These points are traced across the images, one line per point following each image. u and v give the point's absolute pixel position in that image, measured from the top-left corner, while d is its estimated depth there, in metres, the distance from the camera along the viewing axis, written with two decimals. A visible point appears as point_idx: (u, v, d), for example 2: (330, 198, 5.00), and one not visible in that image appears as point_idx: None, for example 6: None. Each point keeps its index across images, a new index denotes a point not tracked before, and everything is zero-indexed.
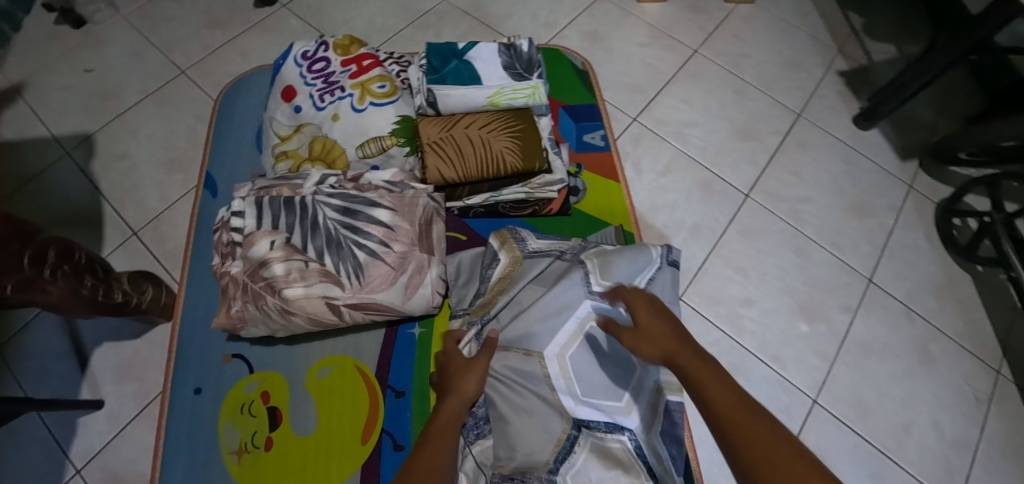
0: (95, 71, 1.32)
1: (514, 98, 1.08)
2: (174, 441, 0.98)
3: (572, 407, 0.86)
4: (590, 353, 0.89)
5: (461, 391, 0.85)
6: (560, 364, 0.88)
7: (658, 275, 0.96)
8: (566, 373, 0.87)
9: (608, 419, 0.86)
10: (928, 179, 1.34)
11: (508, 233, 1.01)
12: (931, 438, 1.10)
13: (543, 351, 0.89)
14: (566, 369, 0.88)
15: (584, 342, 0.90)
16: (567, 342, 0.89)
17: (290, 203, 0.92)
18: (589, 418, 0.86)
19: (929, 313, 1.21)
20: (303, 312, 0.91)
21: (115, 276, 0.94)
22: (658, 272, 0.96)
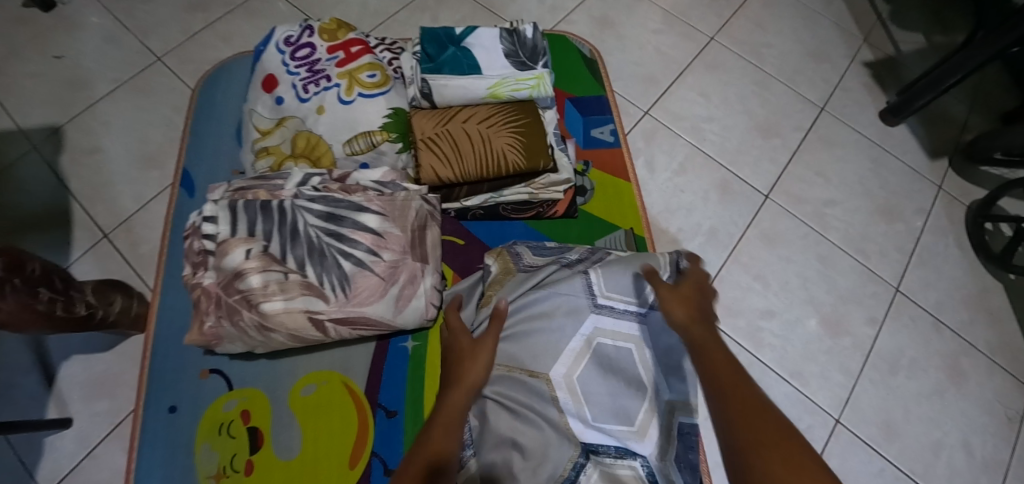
0: (66, 58, 1.23)
1: (517, 89, 0.99)
2: (147, 465, 0.90)
3: (579, 431, 0.76)
4: (598, 373, 0.79)
5: (465, 380, 0.76)
6: (569, 387, 0.78)
7: (670, 282, 0.86)
8: (576, 398, 0.78)
9: (618, 443, 0.76)
10: (959, 180, 1.26)
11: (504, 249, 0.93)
12: (960, 461, 1.03)
13: (549, 374, 0.79)
14: (576, 392, 0.78)
15: (592, 361, 0.80)
16: (573, 363, 0.79)
17: (267, 207, 0.84)
18: (598, 442, 0.76)
19: (960, 325, 1.13)
20: (283, 328, 0.82)
21: (78, 288, 0.87)
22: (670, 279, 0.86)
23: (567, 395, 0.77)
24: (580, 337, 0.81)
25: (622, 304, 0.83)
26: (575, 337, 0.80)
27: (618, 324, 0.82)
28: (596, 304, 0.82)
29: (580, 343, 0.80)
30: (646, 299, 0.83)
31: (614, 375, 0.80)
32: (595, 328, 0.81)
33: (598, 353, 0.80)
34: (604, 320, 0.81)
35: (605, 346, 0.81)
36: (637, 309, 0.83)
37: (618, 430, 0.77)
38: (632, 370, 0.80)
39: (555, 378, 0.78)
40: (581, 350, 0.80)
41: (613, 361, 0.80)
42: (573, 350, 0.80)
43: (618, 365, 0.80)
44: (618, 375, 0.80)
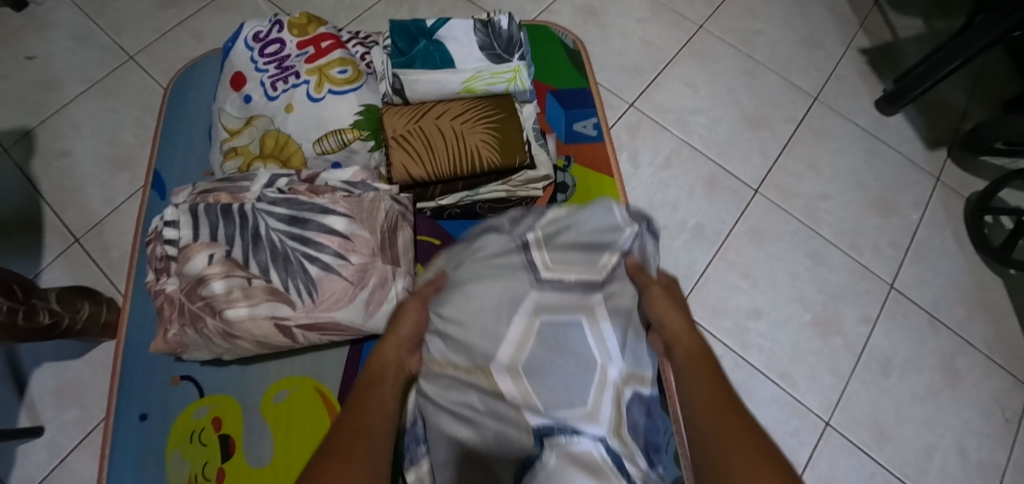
0: (36, 58, 1.21)
1: (492, 83, 0.97)
2: (118, 474, 0.89)
3: (529, 416, 0.67)
4: (547, 354, 0.72)
5: (398, 335, 0.73)
6: (513, 368, 0.71)
7: (627, 244, 0.83)
8: (523, 386, 0.70)
9: (572, 427, 0.66)
10: (957, 172, 1.21)
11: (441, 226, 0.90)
12: (954, 464, 1.00)
13: (490, 364, 0.72)
14: (519, 370, 0.71)
15: (539, 341, 0.73)
16: (517, 339, 0.73)
17: (228, 211, 0.81)
18: (548, 427, 0.66)
19: (956, 323, 1.09)
20: (248, 336, 0.80)
21: (41, 296, 0.85)
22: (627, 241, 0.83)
23: (511, 386, 0.70)
24: (522, 316, 0.75)
25: (571, 277, 0.79)
26: (518, 311, 0.75)
27: (565, 296, 0.77)
28: (541, 278, 0.78)
29: (524, 320, 0.75)
30: (600, 269, 0.80)
31: (566, 348, 0.72)
32: (538, 304, 0.76)
33: (546, 332, 0.74)
34: (549, 293, 0.77)
35: (552, 324, 0.74)
36: (590, 279, 0.79)
37: (569, 408, 0.68)
38: (584, 345, 0.74)
39: (497, 359, 0.72)
40: (525, 326, 0.74)
41: (563, 337, 0.73)
42: (517, 334, 0.74)
43: (569, 338, 0.74)
44: (569, 348, 0.73)
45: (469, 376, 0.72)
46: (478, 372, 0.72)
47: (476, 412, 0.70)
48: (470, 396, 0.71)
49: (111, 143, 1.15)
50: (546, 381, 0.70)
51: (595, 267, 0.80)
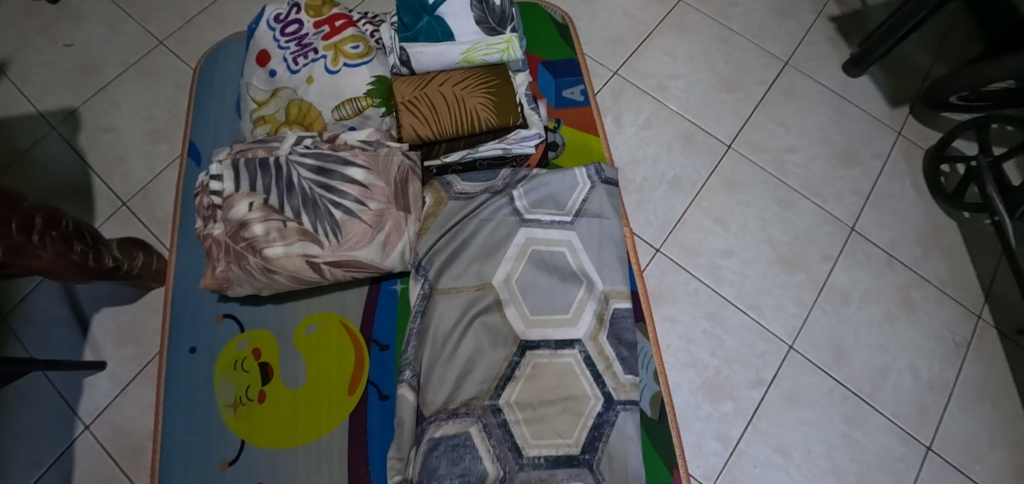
0: (75, 46, 1.35)
1: (488, 53, 1.10)
2: (174, 397, 1.04)
3: (522, 332, 0.93)
4: (532, 273, 0.96)
5: None
6: (507, 289, 0.95)
7: (591, 194, 1.04)
8: (515, 296, 0.95)
9: (558, 339, 0.93)
10: (918, 126, 1.32)
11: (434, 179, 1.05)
12: (907, 382, 1.13)
13: (489, 283, 0.95)
14: (514, 293, 0.95)
15: (528, 265, 0.97)
16: (511, 269, 0.96)
17: (265, 164, 0.96)
18: (538, 341, 0.93)
19: (912, 260, 1.21)
20: (284, 270, 0.94)
21: (105, 243, 1.00)
22: (591, 192, 1.04)
23: (507, 296, 0.94)
24: (515, 247, 0.98)
25: (548, 218, 1.01)
26: (510, 248, 0.97)
27: (547, 233, 1.00)
28: (523, 219, 1.00)
29: (517, 255, 0.97)
30: (568, 211, 1.02)
31: (549, 270, 0.97)
32: (528, 239, 0.99)
33: (533, 259, 0.97)
34: (534, 231, 0.99)
35: (538, 252, 0.98)
36: (563, 219, 1.01)
37: (554, 312, 0.95)
38: (566, 268, 0.98)
39: (496, 284, 0.95)
40: (516, 258, 0.97)
41: (546, 262, 0.98)
42: (511, 259, 0.97)
43: (551, 264, 0.98)
44: (551, 270, 0.97)
45: (480, 293, 0.94)
46: (484, 289, 0.95)
47: (474, 323, 0.93)
48: (467, 311, 0.93)
49: (149, 118, 1.29)
50: (532, 290, 0.95)
51: (567, 210, 1.02)
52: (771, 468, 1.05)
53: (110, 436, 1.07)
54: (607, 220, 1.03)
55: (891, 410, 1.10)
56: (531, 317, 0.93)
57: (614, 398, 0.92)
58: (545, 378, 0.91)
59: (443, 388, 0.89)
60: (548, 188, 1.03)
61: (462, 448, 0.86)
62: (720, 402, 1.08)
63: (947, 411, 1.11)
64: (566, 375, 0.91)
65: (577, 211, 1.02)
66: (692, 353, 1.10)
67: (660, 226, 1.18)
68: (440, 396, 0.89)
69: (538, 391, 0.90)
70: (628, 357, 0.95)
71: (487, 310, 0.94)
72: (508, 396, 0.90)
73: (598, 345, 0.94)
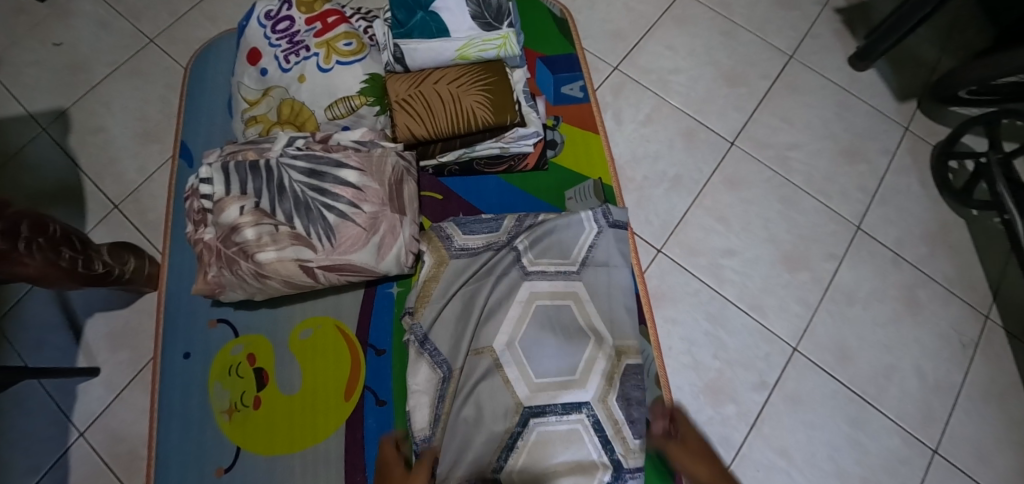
0: (64, 45, 1.32)
1: (484, 49, 1.08)
2: (169, 403, 1.03)
3: (526, 396, 0.91)
4: (535, 330, 0.95)
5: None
6: (510, 352, 0.93)
7: (599, 240, 1.04)
8: (518, 358, 0.93)
9: (563, 402, 0.91)
10: (925, 120, 1.29)
11: (433, 232, 1.04)
12: (912, 383, 1.11)
13: (490, 347, 0.94)
14: (518, 355, 0.93)
15: (532, 322, 0.96)
16: (513, 330, 0.95)
17: (255, 167, 0.93)
18: (544, 406, 0.91)
19: (918, 258, 1.18)
20: (277, 275, 0.93)
21: (95, 248, 0.98)
22: (598, 237, 1.05)
23: (506, 356, 0.93)
24: (518, 305, 0.97)
25: (553, 269, 1.01)
26: (513, 306, 0.96)
27: (552, 285, 0.99)
28: (526, 271, 1.00)
29: (522, 313, 0.96)
30: (574, 261, 1.02)
31: (556, 330, 0.95)
32: (531, 293, 0.98)
33: (536, 315, 0.96)
34: (538, 284, 0.99)
35: (542, 307, 0.97)
36: (569, 269, 1.01)
37: (558, 372, 0.92)
38: (572, 324, 0.97)
39: (497, 347, 0.94)
40: (519, 316, 0.96)
41: (550, 319, 0.96)
42: (514, 317, 0.96)
43: (557, 322, 0.96)
44: (558, 328, 0.96)
45: (477, 358, 0.94)
46: (483, 353, 0.94)
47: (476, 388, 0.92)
48: (475, 377, 0.92)
49: (141, 118, 1.27)
50: (537, 346, 0.94)
51: (572, 260, 1.02)
52: (775, 472, 1.03)
53: (105, 443, 1.06)
54: (612, 269, 1.03)
55: (896, 413, 1.09)
56: (533, 378, 0.92)
57: (623, 466, 0.90)
58: (547, 448, 0.89)
59: (449, 455, 0.90)
60: (551, 234, 1.03)
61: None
62: (722, 404, 1.06)
63: (952, 413, 1.09)
64: (571, 445, 0.89)
65: (583, 260, 1.02)
66: (694, 355, 1.08)
67: (662, 226, 1.15)
68: (447, 462, 0.90)
69: (541, 458, 0.89)
70: (638, 419, 0.93)
71: (487, 376, 0.92)
72: (510, 465, 0.89)
73: (606, 407, 0.92)
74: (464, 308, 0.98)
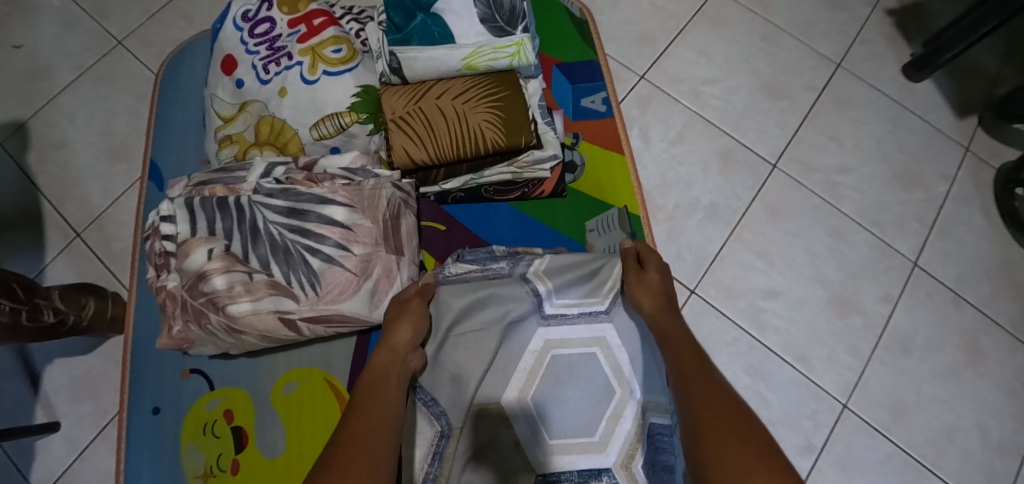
0: (25, 47, 1.17)
1: (495, 58, 0.93)
2: (137, 463, 0.91)
3: (538, 461, 0.78)
4: (551, 385, 0.81)
5: (392, 341, 0.72)
6: (522, 410, 0.80)
7: None
8: (529, 417, 0.80)
9: (580, 467, 0.78)
10: (988, 140, 1.15)
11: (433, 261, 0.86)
12: (974, 444, 0.98)
13: (499, 403, 0.80)
14: (529, 414, 0.80)
15: (547, 375, 0.81)
16: (525, 385, 0.81)
17: (224, 203, 0.79)
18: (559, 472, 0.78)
19: (981, 300, 1.05)
20: (252, 330, 0.79)
21: (44, 294, 0.85)
22: None
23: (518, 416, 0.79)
24: (531, 355, 0.82)
25: (576, 310, 0.82)
26: (524, 356, 0.82)
27: (573, 330, 0.83)
28: (545, 316, 0.82)
29: (536, 362, 0.82)
30: (601, 299, 0.82)
31: (575, 384, 0.82)
32: (547, 341, 0.82)
33: (552, 366, 0.82)
34: (557, 329, 0.82)
35: (560, 357, 0.82)
36: (595, 309, 0.83)
37: (576, 435, 0.79)
38: (595, 375, 0.82)
39: (506, 404, 0.80)
40: (532, 369, 0.82)
41: (569, 370, 0.82)
42: (526, 369, 0.82)
43: (578, 373, 0.82)
44: (578, 382, 0.82)
45: (482, 416, 0.79)
46: (490, 410, 0.79)
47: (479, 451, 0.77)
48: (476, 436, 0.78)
49: (107, 132, 1.13)
50: (553, 406, 0.81)
51: (599, 297, 0.82)
52: None
53: None
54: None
55: (958, 479, 0.96)
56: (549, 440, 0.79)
57: None
58: None
59: None
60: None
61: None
62: None
63: (1019, 478, 0.97)
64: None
65: (613, 298, 0.82)
66: None
67: (695, 262, 1.02)
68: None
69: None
70: None
71: (496, 437, 0.78)
72: None
73: (630, 475, 0.77)
74: (468, 354, 0.79)
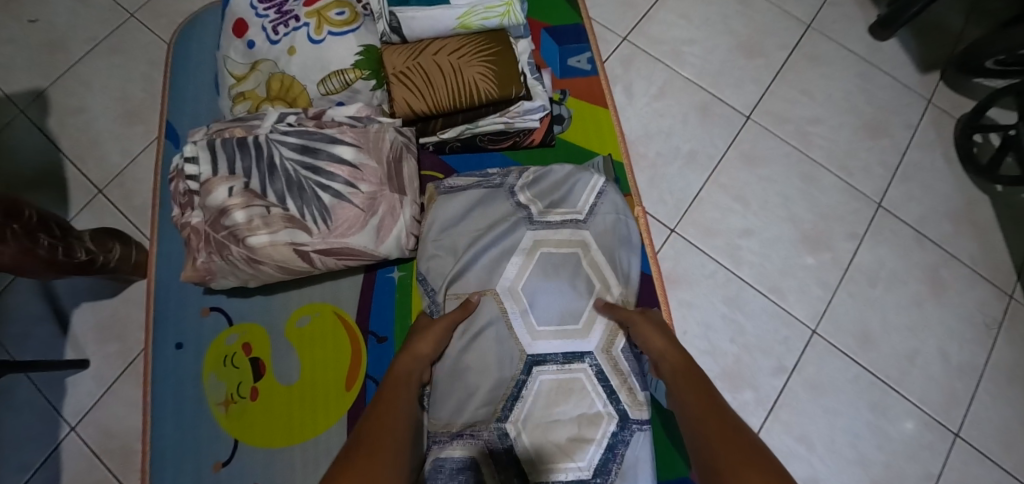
0: (40, 21, 1.24)
1: (486, 17, 1.00)
2: (161, 395, 0.97)
3: (527, 343, 0.83)
4: (540, 277, 0.87)
5: (414, 350, 0.78)
6: (513, 296, 0.86)
7: (603, 195, 0.94)
8: (522, 305, 0.85)
9: (565, 349, 0.84)
10: (950, 93, 1.21)
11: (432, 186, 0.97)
12: (935, 367, 1.06)
13: (493, 288, 0.86)
14: (521, 301, 0.85)
15: (537, 268, 0.87)
16: (517, 276, 0.87)
17: (243, 144, 0.88)
18: (545, 353, 0.83)
19: (942, 237, 1.13)
20: (271, 260, 0.87)
21: (76, 235, 0.93)
22: (604, 192, 0.94)
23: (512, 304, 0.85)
24: (520, 253, 0.88)
25: (560, 218, 0.90)
26: (516, 254, 0.88)
27: (559, 233, 0.89)
28: (534, 222, 0.90)
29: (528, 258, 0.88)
30: (582, 210, 0.91)
31: (562, 277, 0.87)
32: (535, 241, 0.89)
33: (542, 261, 0.88)
34: (545, 231, 0.89)
35: (547, 254, 0.88)
36: (577, 218, 0.91)
37: (563, 321, 0.85)
38: (579, 272, 0.87)
39: (500, 289, 0.86)
40: (523, 264, 0.87)
41: (555, 265, 0.87)
42: (516, 264, 0.87)
43: (564, 269, 0.87)
44: (564, 276, 0.87)
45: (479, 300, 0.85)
46: (487, 296, 0.86)
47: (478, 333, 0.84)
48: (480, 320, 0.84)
49: (123, 98, 1.21)
50: (540, 297, 0.86)
51: (578, 209, 0.91)
52: (794, 459, 1.01)
53: (97, 438, 1.02)
54: (623, 219, 0.93)
55: (920, 397, 1.05)
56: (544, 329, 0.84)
57: (630, 417, 0.82)
58: (553, 394, 0.81)
59: (446, 406, 0.81)
60: (558, 185, 0.93)
61: (466, 471, 0.77)
62: (740, 390, 1.03)
63: (976, 396, 1.05)
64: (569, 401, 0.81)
65: (591, 209, 0.92)
66: (710, 339, 1.05)
67: (676, 204, 1.12)
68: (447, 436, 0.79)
69: (546, 410, 0.80)
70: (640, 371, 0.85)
71: (492, 323, 0.84)
72: (515, 417, 0.80)
73: (611, 358, 0.84)
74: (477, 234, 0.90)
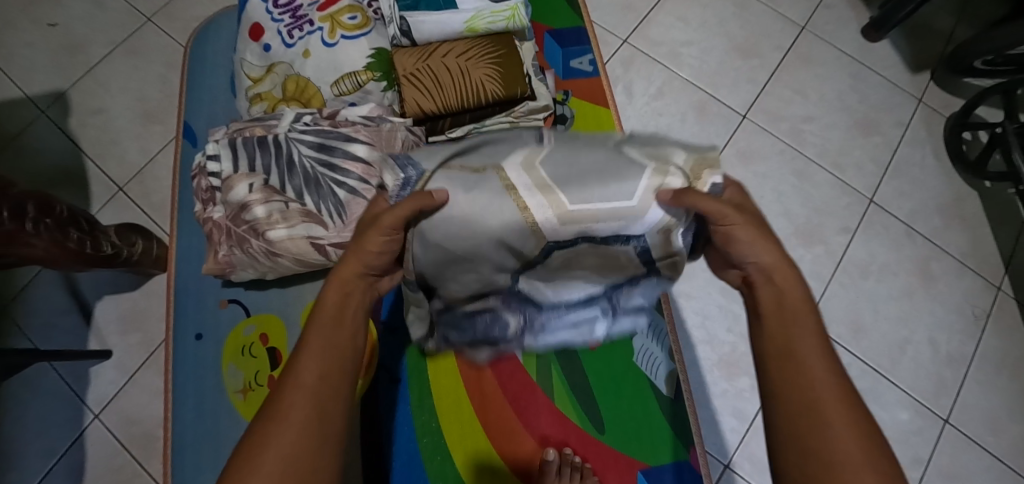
0: (60, 25, 1.29)
1: (493, 21, 1.05)
2: (183, 384, 1.02)
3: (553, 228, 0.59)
4: (564, 178, 0.59)
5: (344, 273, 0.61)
6: (528, 173, 0.59)
7: None
8: (542, 184, 0.59)
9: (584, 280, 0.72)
10: (940, 92, 1.25)
11: None
12: (925, 355, 1.11)
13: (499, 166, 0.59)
14: (542, 180, 0.58)
15: (554, 163, 0.60)
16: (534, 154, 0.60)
17: (263, 142, 0.92)
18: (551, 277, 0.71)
19: (932, 231, 1.17)
20: (289, 253, 0.91)
21: (102, 229, 0.97)
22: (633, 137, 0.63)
23: (524, 181, 0.58)
24: (531, 148, 0.61)
25: (585, 140, 0.63)
26: (527, 144, 0.62)
27: (589, 143, 0.63)
28: (542, 140, 0.63)
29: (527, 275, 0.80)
30: (617, 134, 0.63)
31: (594, 165, 0.60)
32: (551, 148, 0.61)
33: (564, 158, 0.60)
34: (562, 142, 0.62)
35: (570, 152, 0.61)
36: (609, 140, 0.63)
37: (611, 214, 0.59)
38: (619, 161, 0.60)
39: (506, 166, 0.59)
40: (540, 149, 0.61)
41: (578, 163, 0.60)
42: (524, 154, 0.60)
43: (596, 160, 0.60)
44: (597, 163, 0.60)
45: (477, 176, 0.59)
46: (484, 171, 0.59)
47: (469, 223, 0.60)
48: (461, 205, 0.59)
49: (141, 99, 1.25)
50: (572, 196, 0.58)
51: (612, 139, 0.63)
52: None
53: (120, 425, 1.07)
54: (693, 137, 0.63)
55: (910, 384, 1.09)
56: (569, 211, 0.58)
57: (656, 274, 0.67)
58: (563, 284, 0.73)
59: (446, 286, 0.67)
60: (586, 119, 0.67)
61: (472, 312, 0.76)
62: (737, 378, 1.08)
63: (965, 384, 1.09)
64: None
65: (627, 134, 0.63)
66: (708, 329, 1.10)
67: None
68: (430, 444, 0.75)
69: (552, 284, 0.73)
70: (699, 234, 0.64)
71: (491, 200, 0.59)
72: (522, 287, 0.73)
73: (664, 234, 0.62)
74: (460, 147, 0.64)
